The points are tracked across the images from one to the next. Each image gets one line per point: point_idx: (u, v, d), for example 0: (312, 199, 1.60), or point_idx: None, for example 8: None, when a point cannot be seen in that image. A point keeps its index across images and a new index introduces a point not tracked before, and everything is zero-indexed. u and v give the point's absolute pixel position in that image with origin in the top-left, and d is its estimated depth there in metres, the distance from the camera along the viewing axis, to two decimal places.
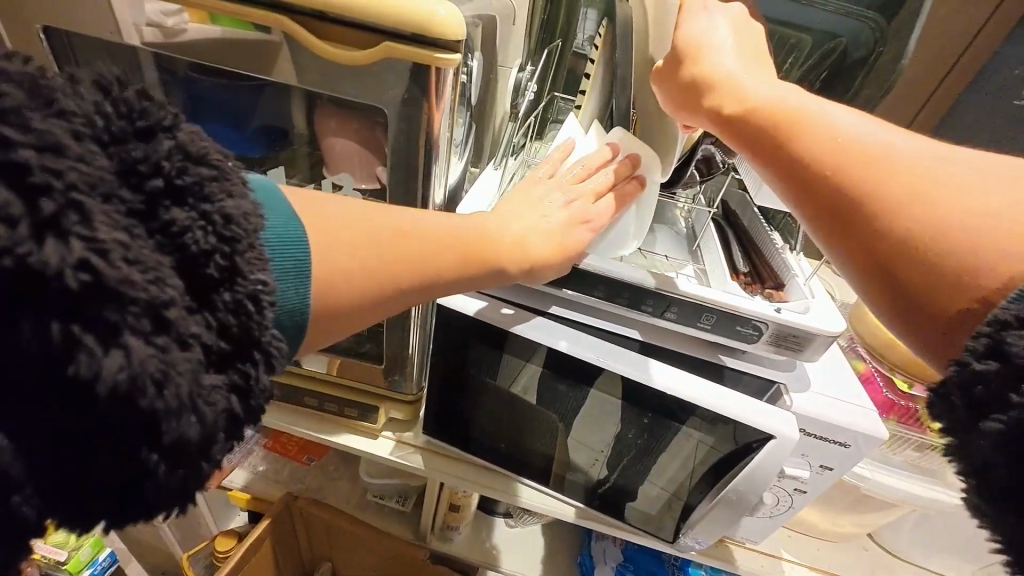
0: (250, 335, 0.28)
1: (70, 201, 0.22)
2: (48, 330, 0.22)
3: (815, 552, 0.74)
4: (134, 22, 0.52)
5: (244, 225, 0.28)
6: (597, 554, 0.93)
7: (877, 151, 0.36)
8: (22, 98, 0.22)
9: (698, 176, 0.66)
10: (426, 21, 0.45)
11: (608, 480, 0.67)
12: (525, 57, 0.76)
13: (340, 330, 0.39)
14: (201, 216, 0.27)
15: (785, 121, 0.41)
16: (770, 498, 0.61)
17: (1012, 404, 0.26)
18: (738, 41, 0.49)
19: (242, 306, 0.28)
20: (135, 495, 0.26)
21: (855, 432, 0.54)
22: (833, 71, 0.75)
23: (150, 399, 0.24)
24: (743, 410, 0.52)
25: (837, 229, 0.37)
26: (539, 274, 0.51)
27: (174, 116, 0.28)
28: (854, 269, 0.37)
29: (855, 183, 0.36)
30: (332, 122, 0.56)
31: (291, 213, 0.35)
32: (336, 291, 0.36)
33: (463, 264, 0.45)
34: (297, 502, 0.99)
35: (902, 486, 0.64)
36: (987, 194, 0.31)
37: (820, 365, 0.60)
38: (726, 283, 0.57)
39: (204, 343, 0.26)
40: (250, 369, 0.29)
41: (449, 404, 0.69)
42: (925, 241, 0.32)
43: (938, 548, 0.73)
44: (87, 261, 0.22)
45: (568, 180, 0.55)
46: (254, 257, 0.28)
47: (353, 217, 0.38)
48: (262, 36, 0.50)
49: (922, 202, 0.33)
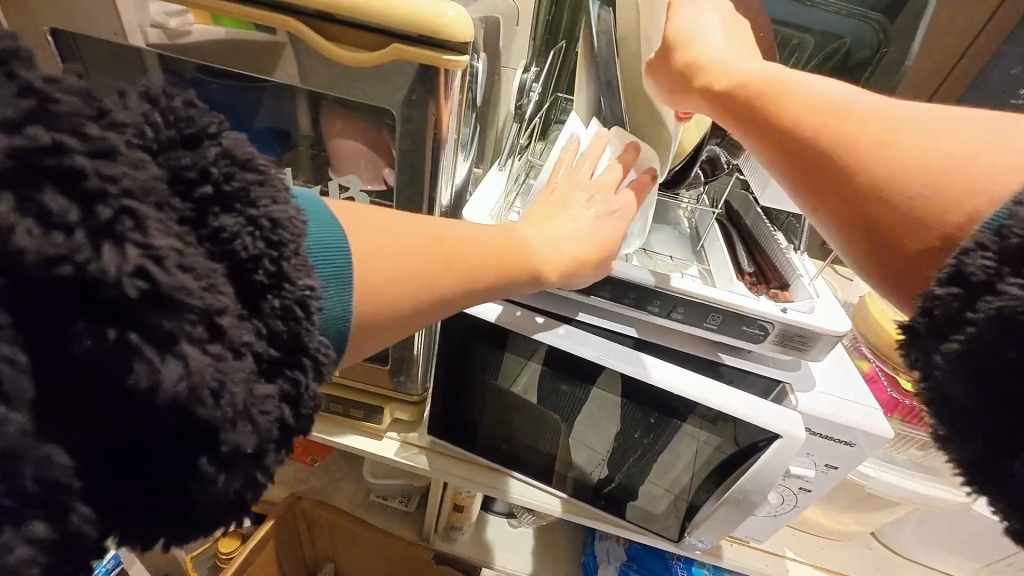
0: (298, 341, 0.28)
1: (123, 207, 0.22)
2: (105, 335, 0.22)
3: (817, 551, 0.74)
4: (139, 24, 0.52)
5: (289, 229, 0.28)
6: (600, 554, 0.93)
7: (850, 109, 0.36)
8: (75, 105, 0.21)
9: (702, 176, 0.67)
10: (430, 21, 0.45)
11: (613, 480, 0.67)
12: (528, 58, 0.76)
13: (378, 343, 0.38)
14: (249, 221, 0.27)
15: (765, 90, 0.42)
16: (775, 497, 0.61)
17: (966, 321, 0.26)
18: (731, 30, 0.50)
19: (291, 311, 0.28)
20: (194, 504, 0.26)
21: (858, 430, 0.54)
22: (835, 73, 0.75)
23: (206, 407, 0.24)
24: (738, 406, 0.53)
25: (814, 187, 0.37)
26: (575, 279, 0.51)
27: (219, 123, 0.28)
28: (833, 224, 0.36)
29: (828, 140, 0.36)
30: (338, 124, 0.56)
31: (332, 220, 0.35)
32: (372, 305, 0.35)
33: (494, 269, 0.44)
34: (301, 502, 0.99)
35: (906, 485, 0.64)
36: (956, 135, 0.31)
37: (823, 365, 0.61)
38: (732, 283, 0.58)
39: (255, 351, 0.26)
40: (300, 376, 0.29)
41: (456, 405, 0.69)
42: (899, 181, 0.32)
43: (942, 547, 0.73)
44: (143, 268, 0.22)
45: (595, 180, 0.55)
46: (300, 263, 0.29)
47: (376, 232, 0.38)
48: (266, 36, 0.50)
49: (891, 148, 0.33)
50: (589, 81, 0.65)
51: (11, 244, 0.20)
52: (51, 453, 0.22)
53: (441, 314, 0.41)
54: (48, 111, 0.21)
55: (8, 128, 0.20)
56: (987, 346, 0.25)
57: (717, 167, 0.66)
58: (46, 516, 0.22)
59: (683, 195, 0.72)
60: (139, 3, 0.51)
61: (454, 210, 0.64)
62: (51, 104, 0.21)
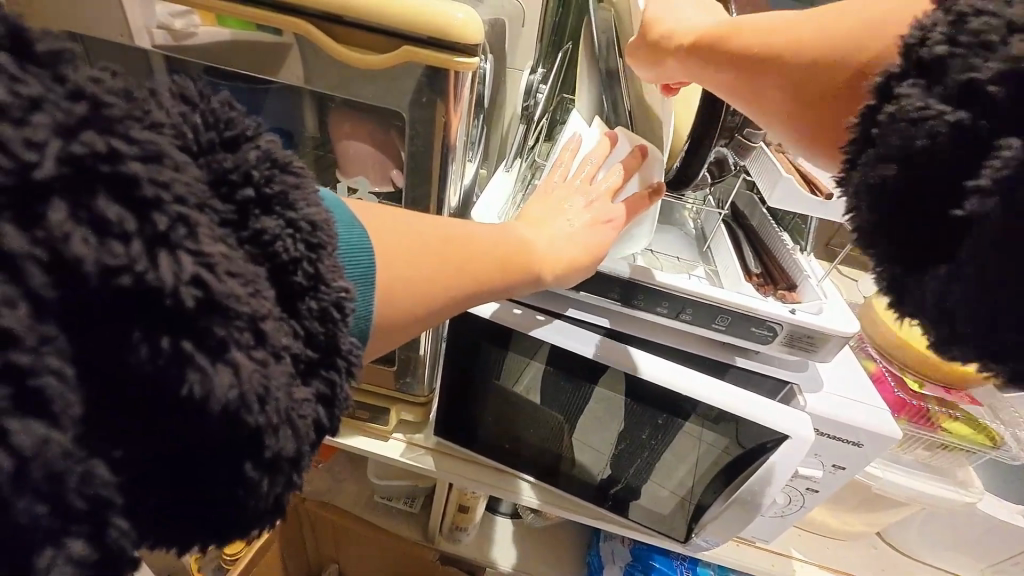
0: (333, 343, 0.28)
1: (178, 215, 0.22)
2: (158, 343, 0.22)
3: (823, 551, 0.74)
4: (144, 25, 0.52)
5: (328, 232, 0.29)
6: (605, 554, 0.94)
7: (763, 14, 0.41)
8: (125, 109, 0.22)
9: (709, 178, 0.65)
10: (441, 23, 0.45)
11: (622, 482, 0.67)
12: (536, 59, 0.76)
13: (389, 343, 0.39)
14: (288, 224, 0.27)
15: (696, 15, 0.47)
16: (783, 497, 0.61)
17: (871, 137, 0.29)
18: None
19: (327, 313, 0.28)
20: (238, 510, 0.26)
21: (865, 431, 0.54)
22: None
23: (254, 414, 0.24)
24: (736, 402, 0.53)
25: (746, 85, 0.41)
26: (565, 280, 0.50)
27: (255, 126, 0.28)
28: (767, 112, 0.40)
29: (750, 38, 0.40)
30: (345, 125, 0.56)
31: (355, 222, 0.35)
32: (389, 307, 0.36)
33: (499, 261, 0.44)
34: (304, 504, 0.99)
35: (913, 485, 0.64)
36: (850, 4, 0.36)
37: (831, 366, 0.60)
38: (739, 284, 0.58)
39: (293, 352, 0.26)
40: (335, 377, 0.28)
41: (463, 406, 0.69)
42: (842, 69, 0.34)
43: (948, 547, 0.73)
44: (198, 276, 0.22)
45: (584, 182, 0.55)
46: (334, 264, 0.29)
47: (387, 234, 0.37)
48: (272, 37, 0.50)
49: (804, 30, 0.37)
50: (590, 77, 0.65)
51: (68, 253, 0.20)
52: (92, 466, 0.21)
53: (451, 313, 0.42)
54: (104, 117, 0.21)
55: (64, 133, 0.20)
56: (888, 155, 0.28)
57: (725, 169, 0.64)
58: (86, 532, 0.21)
59: (690, 197, 0.72)
60: (146, 4, 0.50)
61: (462, 211, 0.64)
62: (105, 108, 0.21)
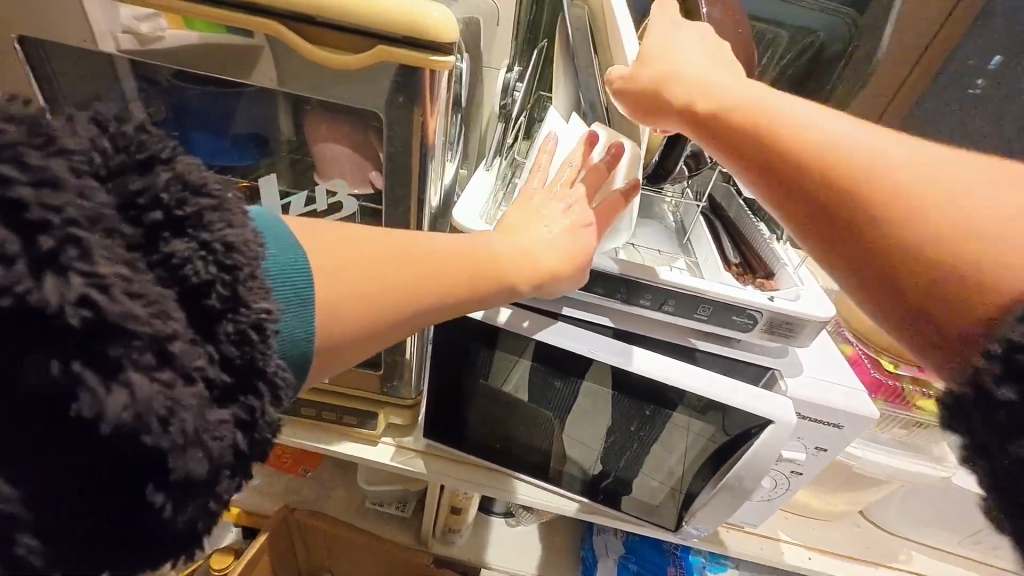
0: (253, 366, 0.29)
1: (68, 235, 0.22)
2: (50, 367, 0.23)
3: (809, 532, 0.76)
4: (109, 30, 0.50)
5: (244, 253, 0.29)
6: (598, 548, 0.95)
7: (865, 161, 0.36)
8: (20, 134, 0.23)
9: (687, 171, 0.67)
10: (416, 22, 0.45)
11: (612, 475, 0.68)
12: (512, 56, 0.75)
13: (352, 359, 0.38)
14: (201, 246, 0.28)
15: (764, 125, 0.41)
16: (768, 481, 0.62)
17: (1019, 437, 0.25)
18: (699, 34, 0.51)
19: (246, 335, 0.28)
20: (147, 533, 0.27)
21: (845, 412, 0.56)
22: (809, 67, 0.77)
23: (155, 435, 0.24)
24: (721, 390, 0.54)
25: (844, 240, 0.37)
26: (547, 287, 0.51)
27: (172, 148, 0.29)
28: (852, 275, 0.37)
29: (851, 185, 0.36)
30: (322, 128, 0.55)
31: (294, 240, 0.34)
32: (344, 323, 0.35)
33: (469, 277, 0.44)
34: (294, 514, 0.97)
35: (893, 464, 0.66)
36: (983, 203, 0.31)
37: (810, 351, 0.62)
38: (719, 273, 0.59)
39: (206, 376, 0.27)
40: (255, 401, 0.29)
41: (451, 406, 0.69)
42: (962, 283, 0.31)
43: (927, 522, 0.76)
44: (87, 297, 0.23)
45: (560, 185, 0.55)
46: (256, 286, 0.29)
47: (353, 251, 0.37)
48: (244, 40, 0.49)
49: (924, 207, 0.33)
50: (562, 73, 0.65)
51: None
52: None
53: (428, 326, 0.42)
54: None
55: None
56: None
57: (701, 162, 0.67)
58: None
59: (670, 189, 0.72)
60: (108, 7, 0.49)
61: (443, 211, 0.64)
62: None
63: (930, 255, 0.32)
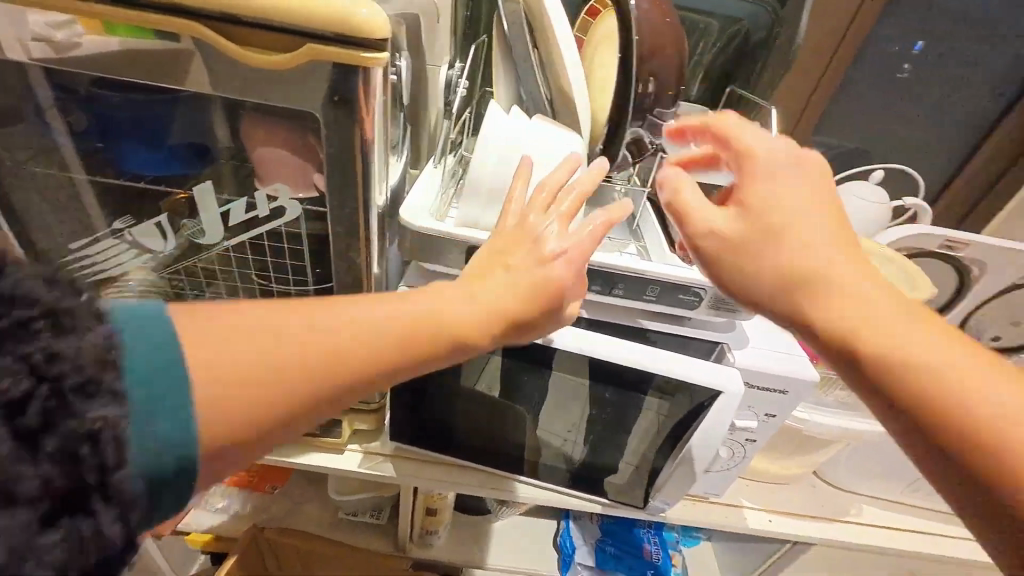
0: (86, 489, 0.26)
1: None
2: None
3: (768, 495, 0.81)
4: (18, 38, 0.47)
5: (66, 371, 0.26)
6: (577, 534, 0.99)
7: (956, 379, 0.33)
8: None
9: (630, 158, 0.68)
10: (344, 19, 0.44)
11: (579, 459, 0.69)
12: (453, 55, 0.76)
13: (259, 448, 0.34)
14: (16, 354, 0.25)
15: (852, 321, 0.36)
16: (726, 451, 0.65)
17: None
18: (782, 151, 0.42)
19: (73, 458, 0.26)
20: None
21: (789, 378, 0.59)
22: (737, 55, 0.81)
23: None
24: (673, 366, 0.56)
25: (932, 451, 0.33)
26: (510, 338, 0.45)
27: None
28: (935, 478, 0.34)
29: (950, 408, 0.32)
30: (259, 132, 0.53)
31: (164, 335, 0.30)
32: (231, 426, 0.31)
33: (399, 357, 0.37)
34: (264, 534, 0.93)
35: (837, 423, 0.70)
36: None
37: (755, 324, 0.65)
38: (666, 255, 0.61)
39: (23, 501, 0.25)
40: (87, 529, 0.26)
41: (416, 408, 0.68)
42: None
43: (874, 476, 0.81)
44: None
45: (529, 219, 0.48)
46: (86, 402, 0.26)
47: (228, 350, 0.31)
48: (167, 44, 0.47)
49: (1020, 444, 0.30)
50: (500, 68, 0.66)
51: None
52: None
53: (348, 406, 0.37)
54: None
55: None
56: None
57: (643, 149, 0.67)
58: None
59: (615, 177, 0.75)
60: (14, 14, 0.46)
61: (392, 211, 0.64)
62: None
63: (996, 487, 0.31)
